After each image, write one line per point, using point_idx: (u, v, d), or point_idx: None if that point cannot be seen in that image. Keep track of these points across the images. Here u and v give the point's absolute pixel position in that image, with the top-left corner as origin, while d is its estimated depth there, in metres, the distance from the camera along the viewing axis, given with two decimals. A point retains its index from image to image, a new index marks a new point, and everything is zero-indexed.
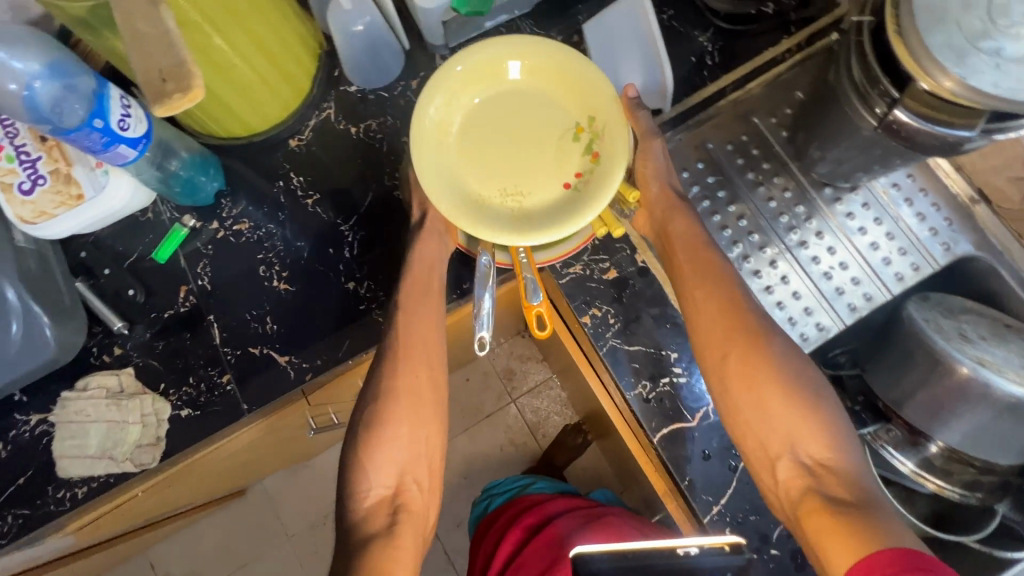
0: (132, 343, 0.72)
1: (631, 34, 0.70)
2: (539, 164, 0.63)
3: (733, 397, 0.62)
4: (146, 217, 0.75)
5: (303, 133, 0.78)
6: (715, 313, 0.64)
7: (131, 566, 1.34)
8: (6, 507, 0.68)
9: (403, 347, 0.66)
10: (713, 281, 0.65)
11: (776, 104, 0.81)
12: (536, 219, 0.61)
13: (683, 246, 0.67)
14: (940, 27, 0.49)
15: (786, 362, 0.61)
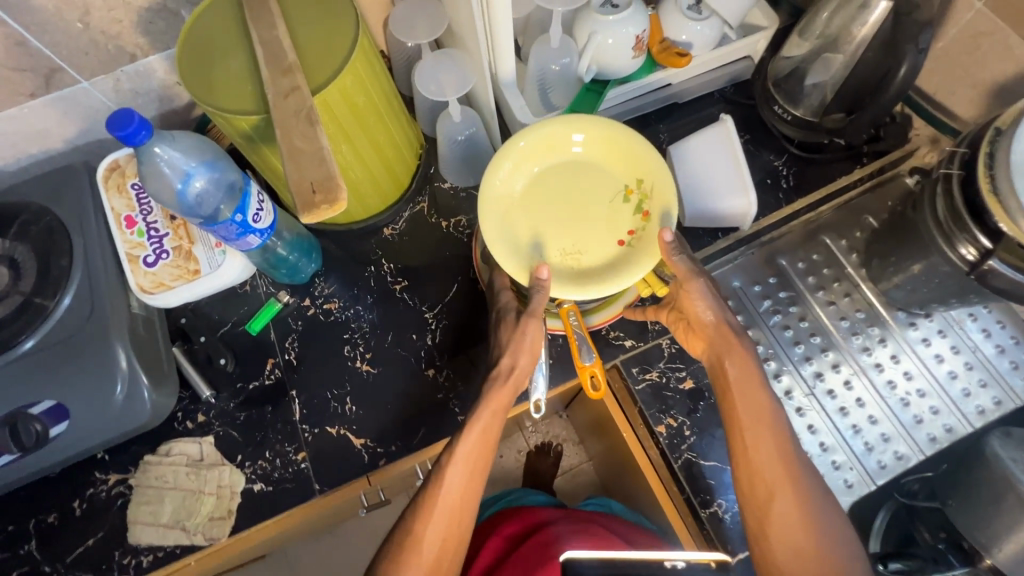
0: (215, 412, 0.74)
1: (719, 159, 0.75)
2: (594, 224, 0.68)
3: (767, 537, 0.61)
4: (244, 290, 0.80)
5: (397, 224, 0.83)
6: (763, 461, 0.62)
7: None
8: (72, 569, 0.68)
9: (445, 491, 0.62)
10: (769, 429, 0.62)
11: (847, 227, 0.84)
12: (598, 275, 0.66)
13: (740, 386, 0.64)
14: None
15: (823, 510, 0.60)
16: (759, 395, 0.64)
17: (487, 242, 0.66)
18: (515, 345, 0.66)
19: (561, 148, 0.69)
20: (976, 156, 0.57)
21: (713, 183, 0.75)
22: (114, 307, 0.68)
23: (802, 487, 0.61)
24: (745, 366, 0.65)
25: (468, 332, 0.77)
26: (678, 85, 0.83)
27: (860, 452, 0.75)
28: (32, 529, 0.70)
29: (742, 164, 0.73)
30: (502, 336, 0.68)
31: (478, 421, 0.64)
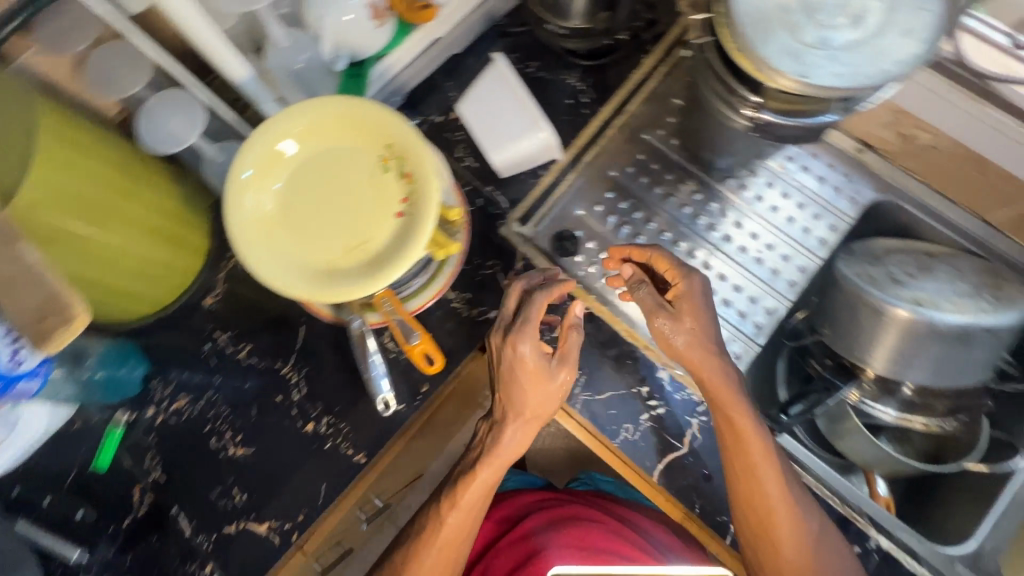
0: (97, 566, 0.66)
1: (506, 101, 0.75)
2: (363, 208, 0.60)
3: (755, 545, 0.62)
4: (75, 427, 0.71)
5: (216, 289, 0.76)
6: (754, 481, 0.61)
7: None
8: None
9: (441, 539, 0.62)
10: (759, 455, 0.61)
11: (659, 117, 0.84)
12: (387, 258, 0.58)
13: (736, 410, 0.61)
14: (772, 35, 0.52)
15: (809, 528, 0.61)
16: (750, 418, 0.62)
17: (259, 276, 0.57)
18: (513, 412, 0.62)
19: (301, 146, 0.60)
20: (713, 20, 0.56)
21: (506, 127, 0.75)
22: None
23: (790, 504, 0.61)
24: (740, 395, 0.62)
25: (334, 370, 0.71)
26: (445, 39, 0.79)
27: (736, 321, 0.78)
28: None
29: (528, 100, 0.74)
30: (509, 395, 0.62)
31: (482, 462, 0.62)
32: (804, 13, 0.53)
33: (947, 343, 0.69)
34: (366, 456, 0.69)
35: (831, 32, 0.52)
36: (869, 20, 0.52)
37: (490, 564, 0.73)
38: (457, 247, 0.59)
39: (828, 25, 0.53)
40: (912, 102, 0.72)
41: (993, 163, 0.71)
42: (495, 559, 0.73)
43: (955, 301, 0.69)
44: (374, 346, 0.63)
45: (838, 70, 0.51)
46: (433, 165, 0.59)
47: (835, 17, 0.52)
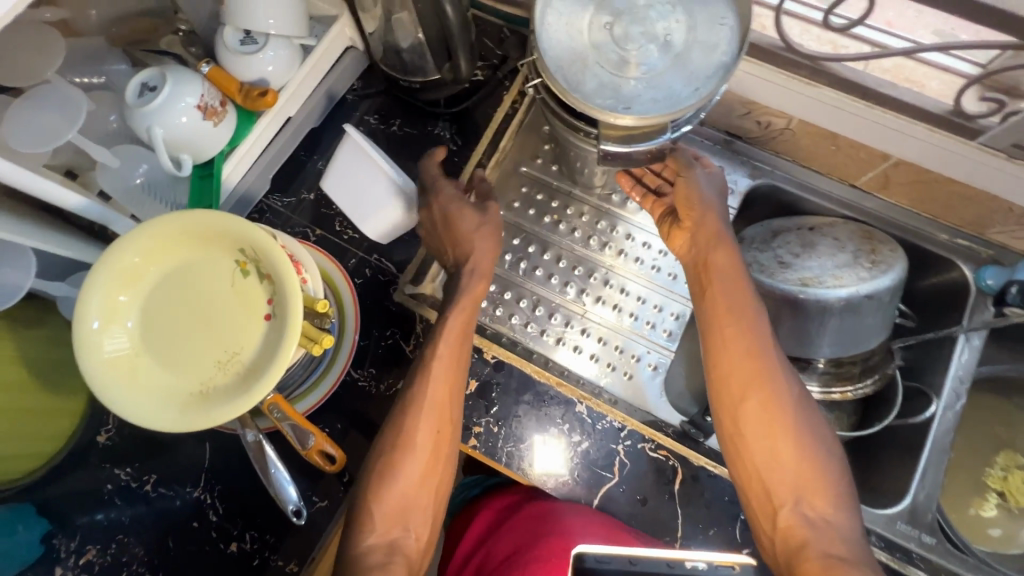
0: None
1: (356, 164, 0.72)
2: (231, 320, 0.57)
3: (748, 433, 0.60)
4: None
5: (108, 423, 0.70)
6: (746, 361, 0.61)
7: None
8: None
9: (415, 442, 0.61)
10: (752, 341, 0.61)
11: (534, 147, 0.85)
12: (263, 366, 0.55)
13: (724, 297, 0.63)
14: (589, 72, 0.54)
15: (803, 414, 0.60)
16: (745, 298, 0.63)
17: (130, 419, 0.54)
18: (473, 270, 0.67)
19: (151, 271, 0.57)
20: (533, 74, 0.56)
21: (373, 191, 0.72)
22: None
23: (785, 390, 0.60)
24: (727, 272, 0.64)
25: (248, 481, 0.68)
26: (299, 116, 0.77)
27: (647, 333, 0.79)
28: None
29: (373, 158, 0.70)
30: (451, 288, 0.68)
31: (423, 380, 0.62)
32: (614, 45, 0.55)
33: (840, 316, 0.70)
34: (298, 564, 0.66)
35: (643, 59, 0.54)
36: (670, 39, 0.55)
37: (493, 547, 0.74)
38: (329, 339, 0.56)
39: (638, 53, 0.55)
40: (756, 93, 0.75)
41: (843, 136, 0.74)
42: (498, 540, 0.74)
43: (838, 275, 0.71)
44: (274, 455, 0.59)
45: (655, 95, 0.54)
46: (286, 261, 0.56)
47: (642, 44, 0.55)
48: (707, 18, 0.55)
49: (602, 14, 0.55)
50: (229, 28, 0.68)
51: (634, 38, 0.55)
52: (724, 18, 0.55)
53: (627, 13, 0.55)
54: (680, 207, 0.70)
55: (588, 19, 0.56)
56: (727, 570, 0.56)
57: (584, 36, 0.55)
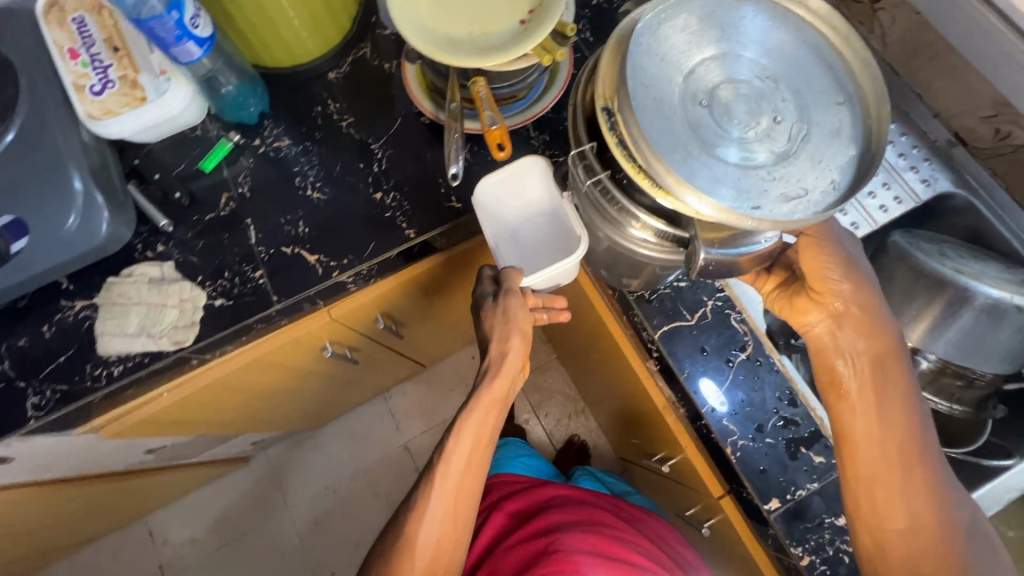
0: (174, 242, 0.78)
1: (516, 188, 0.77)
2: (497, 10, 0.69)
3: (891, 546, 0.62)
4: (195, 134, 0.83)
5: (341, 68, 0.86)
6: (889, 480, 0.62)
7: (148, 502, 1.44)
8: (47, 381, 0.73)
9: (447, 493, 0.73)
10: (905, 462, 0.62)
11: None
12: (503, 47, 0.66)
13: (861, 409, 0.63)
14: (702, 162, 0.50)
15: (968, 542, 0.61)
16: (903, 411, 0.62)
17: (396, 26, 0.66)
18: (506, 335, 0.74)
19: None
20: (608, 143, 0.52)
21: (534, 220, 0.77)
22: (63, 131, 0.71)
23: (934, 520, 0.61)
24: (879, 383, 0.63)
25: (415, 159, 0.81)
26: None
27: None
28: (4, 352, 0.74)
29: (494, 203, 0.76)
30: (487, 324, 0.75)
31: (465, 428, 0.75)
32: (716, 126, 0.51)
33: (977, 314, 0.69)
34: (416, 233, 0.78)
35: (749, 143, 0.51)
36: (773, 136, 0.52)
37: (498, 563, 0.93)
38: (562, 53, 0.66)
39: (741, 134, 0.51)
40: None
41: None
42: (509, 546, 0.94)
43: (997, 281, 0.69)
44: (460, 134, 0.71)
45: (782, 190, 0.50)
46: None
47: (746, 122, 0.52)
48: (822, 127, 0.52)
49: (697, 87, 0.53)
50: None
51: (735, 114, 0.52)
52: (844, 134, 0.52)
53: (736, 86, 0.53)
54: (812, 280, 0.63)
55: (680, 93, 0.53)
56: None
57: (676, 111, 0.51)
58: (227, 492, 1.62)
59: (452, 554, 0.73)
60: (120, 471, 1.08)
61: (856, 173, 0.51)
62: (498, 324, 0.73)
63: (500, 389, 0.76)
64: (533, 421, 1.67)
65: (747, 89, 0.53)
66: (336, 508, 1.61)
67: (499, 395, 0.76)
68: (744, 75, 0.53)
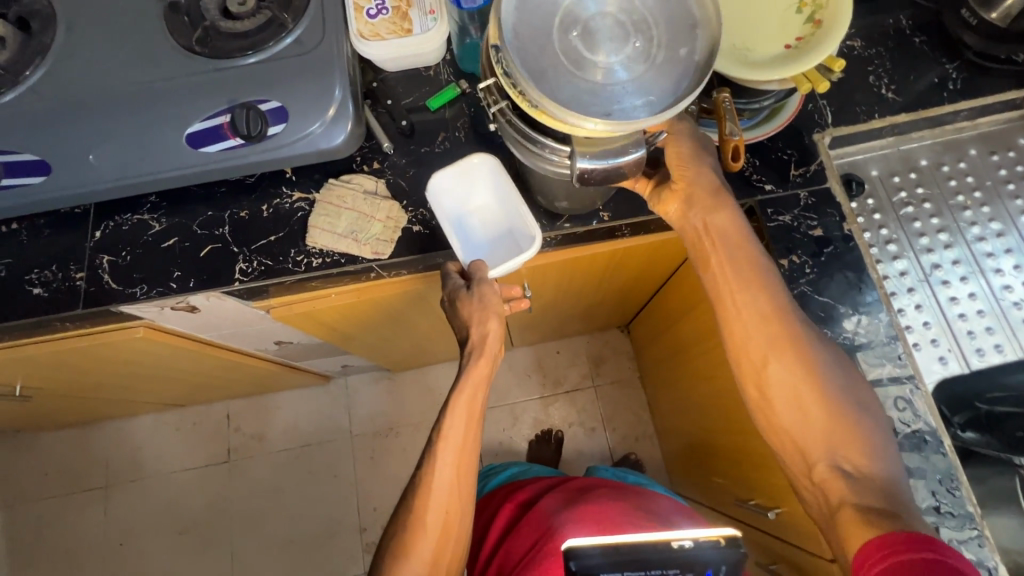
0: (389, 163, 0.85)
1: (462, 187, 0.81)
2: (763, 30, 0.71)
3: (780, 403, 0.69)
4: (428, 73, 0.89)
5: None
6: (748, 334, 0.70)
7: (239, 388, 1.57)
8: (255, 254, 0.82)
9: (454, 445, 0.78)
10: (782, 326, 0.69)
11: (997, 146, 0.87)
12: (764, 66, 0.68)
13: (734, 277, 0.70)
14: (570, 82, 0.58)
15: (826, 374, 0.68)
16: (765, 286, 0.70)
17: None
18: (483, 317, 0.76)
19: None
20: (498, 76, 0.59)
21: (491, 224, 0.83)
22: (338, 42, 0.79)
23: (805, 367, 0.68)
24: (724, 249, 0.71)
25: None
26: None
27: (962, 336, 0.80)
28: (226, 217, 0.84)
29: (447, 199, 0.80)
30: (463, 312, 0.77)
31: (457, 405, 0.78)
32: (578, 54, 0.59)
33: None
34: (609, 216, 0.81)
35: (617, 68, 0.59)
36: (630, 68, 0.59)
37: (510, 548, 0.94)
38: (824, 84, 0.65)
39: (619, 64, 0.59)
40: None
41: None
42: (520, 529, 0.95)
43: None
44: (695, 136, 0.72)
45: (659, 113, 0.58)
46: (847, 15, 0.67)
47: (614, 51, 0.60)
48: (662, 61, 0.59)
49: (572, 19, 0.60)
50: None
51: (603, 42, 0.60)
52: (684, 58, 0.60)
53: (594, 17, 0.60)
54: (671, 173, 0.71)
55: (557, 22, 0.60)
56: (713, 542, 0.63)
57: (549, 42, 0.59)
58: (300, 402, 1.73)
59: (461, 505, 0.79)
60: (246, 351, 1.18)
61: (694, 79, 0.58)
62: (477, 316, 0.76)
63: (486, 364, 0.79)
64: (598, 430, 1.66)
65: (614, 19, 0.60)
66: (392, 449, 1.68)
67: (485, 367, 0.79)
68: (601, 14, 0.60)
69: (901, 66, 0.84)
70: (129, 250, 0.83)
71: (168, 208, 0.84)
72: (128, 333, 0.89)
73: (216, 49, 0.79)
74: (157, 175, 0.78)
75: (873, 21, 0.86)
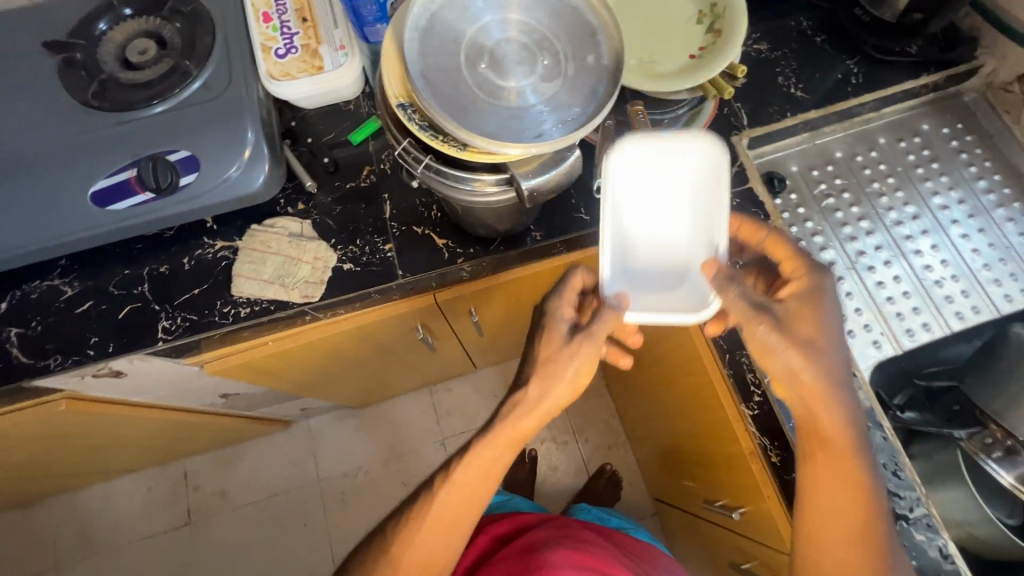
0: (314, 203, 0.82)
1: (662, 160, 0.64)
2: (668, 43, 0.73)
3: (838, 552, 0.61)
4: (348, 108, 0.87)
5: None
6: (833, 522, 0.61)
7: (193, 447, 1.49)
8: (178, 310, 0.78)
9: (457, 491, 0.69)
10: (870, 490, 0.60)
11: (903, 133, 0.91)
12: (670, 78, 0.69)
13: (838, 421, 0.59)
14: (488, 111, 0.57)
15: (889, 547, 0.61)
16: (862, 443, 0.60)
17: None
18: (548, 378, 0.66)
19: None
20: (416, 130, 0.58)
21: (651, 239, 0.67)
22: (248, 85, 0.77)
23: (876, 547, 0.61)
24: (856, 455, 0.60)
25: None
26: None
27: (891, 318, 0.82)
28: (145, 274, 0.79)
29: (629, 176, 0.65)
30: (539, 351, 0.67)
31: (481, 456, 0.68)
32: (488, 83, 0.59)
33: None
34: (542, 235, 0.81)
35: (530, 90, 0.59)
36: (544, 86, 0.59)
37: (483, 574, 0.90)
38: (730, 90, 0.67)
39: (532, 84, 0.59)
40: None
41: None
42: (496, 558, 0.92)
43: None
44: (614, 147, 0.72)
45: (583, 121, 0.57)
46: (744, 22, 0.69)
47: (524, 73, 0.59)
48: (573, 74, 0.60)
49: (476, 51, 0.60)
50: None
51: (511, 66, 0.59)
52: (595, 66, 0.60)
53: (497, 46, 0.60)
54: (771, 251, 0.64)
55: (462, 55, 0.60)
56: None
57: (461, 77, 0.58)
58: (261, 452, 1.65)
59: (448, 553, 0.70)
60: (190, 408, 1.12)
61: (610, 85, 0.58)
62: (549, 372, 0.66)
63: (527, 430, 0.68)
64: (571, 444, 1.64)
65: (516, 43, 0.60)
66: (363, 490, 1.62)
67: (525, 429, 0.68)
68: (504, 41, 0.60)
69: (806, 65, 0.88)
70: (39, 319, 0.77)
71: (81, 271, 0.80)
72: (49, 408, 0.83)
73: (115, 102, 0.76)
74: (63, 238, 0.74)
75: (775, 26, 0.90)
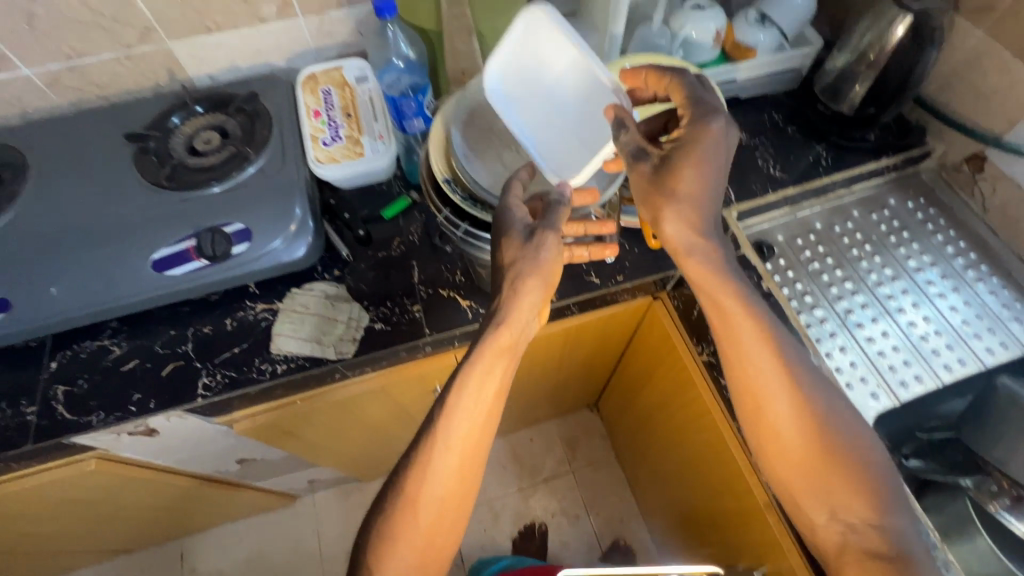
0: (349, 269, 0.91)
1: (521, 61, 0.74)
2: None
3: (778, 435, 0.69)
4: (382, 187, 0.99)
5: None
6: (760, 387, 0.70)
7: (196, 523, 1.45)
8: (219, 367, 0.83)
9: (457, 435, 0.67)
10: (780, 363, 0.69)
11: (873, 206, 1.02)
12: None
13: (733, 308, 0.70)
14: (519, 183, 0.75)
15: (822, 411, 0.69)
16: (758, 322, 0.70)
17: None
18: (526, 290, 0.68)
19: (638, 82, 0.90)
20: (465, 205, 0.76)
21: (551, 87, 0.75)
22: (298, 167, 0.88)
23: (803, 412, 0.68)
24: (753, 317, 0.70)
25: None
26: (755, 81, 1.04)
27: (884, 371, 0.88)
28: (190, 334, 0.86)
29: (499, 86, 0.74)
30: (506, 262, 0.69)
31: (471, 384, 0.67)
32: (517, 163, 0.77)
33: None
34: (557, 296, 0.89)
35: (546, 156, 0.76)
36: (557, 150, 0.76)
37: None
38: None
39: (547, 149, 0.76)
40: None
41: None
42: None
43: None
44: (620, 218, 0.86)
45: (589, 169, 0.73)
46: None
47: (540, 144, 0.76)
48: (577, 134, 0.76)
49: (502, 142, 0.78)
50: (752, 11, 1.02)
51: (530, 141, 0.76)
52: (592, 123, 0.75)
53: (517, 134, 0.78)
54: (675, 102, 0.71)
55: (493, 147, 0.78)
56: None
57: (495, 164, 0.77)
58: (263, 530, 1.60)
59: (461, 497, 0.68)
60: (206, 474, 1.13)
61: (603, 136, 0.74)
62: (516, 274, 0.68)
63: (511, 340, 0.68)
64: (582, 518, 1.60)
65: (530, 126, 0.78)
66: None
67: (509, 341, 0.68)
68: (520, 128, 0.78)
69: (781, 150, 1.01)
70: (85, 377, 0.82)
71: (129, 332, 0.86)
72: (78, 468, 0.85)
73: (181, 182, 0.86)
74: (121, 300, 0.81)
75: (751, 119, 1.05)
